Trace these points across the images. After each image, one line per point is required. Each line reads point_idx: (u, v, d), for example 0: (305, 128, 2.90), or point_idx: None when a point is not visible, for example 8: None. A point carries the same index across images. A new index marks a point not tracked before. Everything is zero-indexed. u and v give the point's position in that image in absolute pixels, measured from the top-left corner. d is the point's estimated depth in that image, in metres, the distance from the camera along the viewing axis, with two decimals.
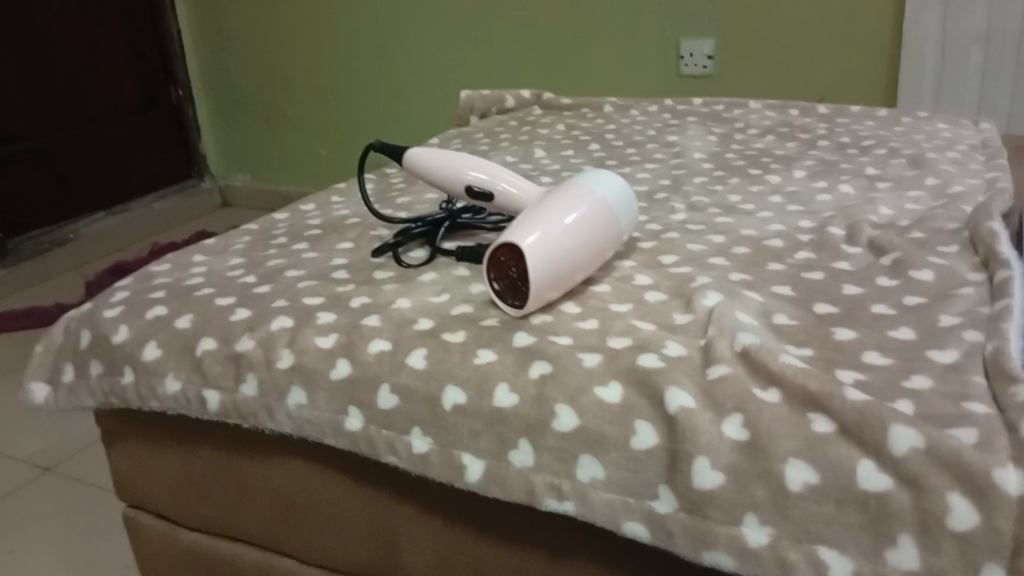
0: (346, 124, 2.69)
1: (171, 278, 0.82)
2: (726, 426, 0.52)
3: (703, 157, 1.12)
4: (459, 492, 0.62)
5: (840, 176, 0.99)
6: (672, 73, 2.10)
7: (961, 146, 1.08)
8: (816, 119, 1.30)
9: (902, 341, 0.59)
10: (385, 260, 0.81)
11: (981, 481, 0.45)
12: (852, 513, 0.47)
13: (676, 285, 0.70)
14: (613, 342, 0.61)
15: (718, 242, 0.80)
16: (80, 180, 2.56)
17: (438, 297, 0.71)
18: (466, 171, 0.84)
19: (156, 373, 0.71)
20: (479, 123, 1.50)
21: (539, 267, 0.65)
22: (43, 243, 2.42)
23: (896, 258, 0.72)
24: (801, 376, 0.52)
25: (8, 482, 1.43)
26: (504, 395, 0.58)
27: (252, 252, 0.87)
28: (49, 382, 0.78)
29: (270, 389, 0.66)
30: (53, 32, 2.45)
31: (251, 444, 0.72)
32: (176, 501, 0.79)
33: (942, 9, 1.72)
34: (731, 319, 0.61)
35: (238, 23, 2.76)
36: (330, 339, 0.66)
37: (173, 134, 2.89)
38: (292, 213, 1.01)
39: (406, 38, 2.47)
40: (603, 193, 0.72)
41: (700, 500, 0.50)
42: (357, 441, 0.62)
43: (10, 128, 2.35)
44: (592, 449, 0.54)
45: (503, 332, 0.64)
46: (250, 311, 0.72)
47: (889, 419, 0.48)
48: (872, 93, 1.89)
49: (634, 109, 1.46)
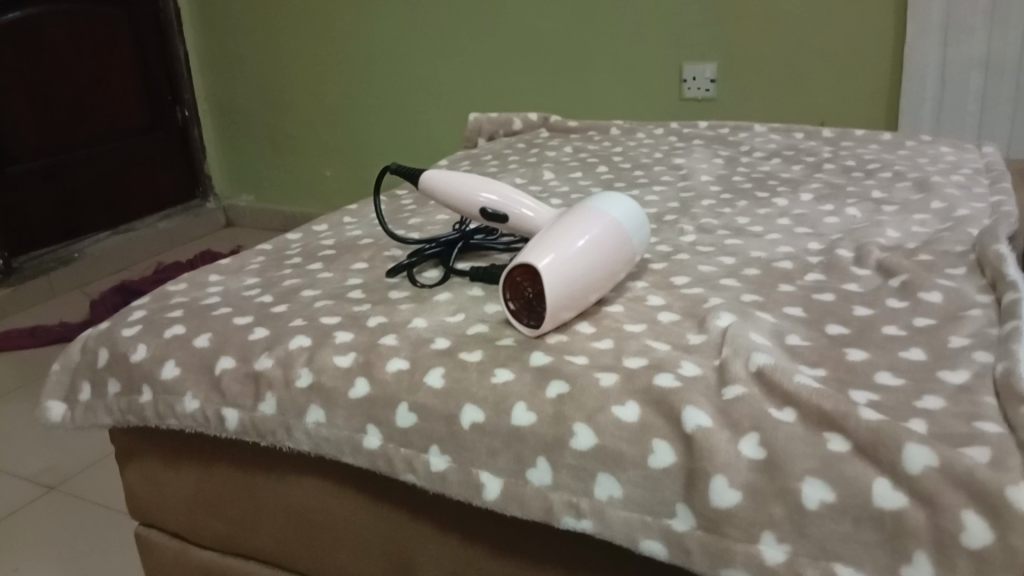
0: (352, 145, 2.71)
1: (187, 297, 0.83)
2: (743, 445, 0.53)
3: (710, 180, 1.14)
4: (474, 510, 0.63)
5: (847, 199, 1.01)
6: (674, 96, 2.12)
7: (965, 170, 1.10)
8: (821, 143, 1.32)
9: (913, 361, 0.60)
10: (400, 279, 0.82)
11: (995, 500, 0.45)
12: (868, 531, 0.48)
13: (688, 305, 0.71)
14: (628, 361, 0.62)
15: (728, 264, 0.81)
16: (87, 199, 2.59)
17: (453, 317, 0.72)
18: (479, 193, 0.85)
19: (174, 392, 0.72)
20: (487, 146, 1.52)
21: (556, 288, 0.66)
22: (47, 261, 2.44)
23: (904, 280, 0.74)
24: (815, 396, 0.53)
25: (14, 499, 1.43)
26: (522, 413, 0.59)
27: (267, 272, 0.88)
28: (67, 401, 0.79)
29: (289, 406, 0.66)
30: (63, 54, 2.48)
31: (266, 462, 0.72)
32: (190, 518, 0.80)
33: (942, 36, 1.75)
34: (745, 339, 0.62)
35: (245, 45, 2.79)
36: (348, 357, 0.67)
37: (179, 154, 2.91)
38: (305, 233, 1.02)
39: (409, 60, 2.49)
40: (615, 215, 0.74)
41: (718, 518, 0.51)
42: (375, 459, 0.63)
43: (17, 148, 2.36)
44: (610, 467, 0.55)
45: (520, 351, 0.65)
46: (267, 330, 0.73)
47: (904, 438, 0.49)
48: (874, 117, 1.91)
49: (640, 132, 1.48)
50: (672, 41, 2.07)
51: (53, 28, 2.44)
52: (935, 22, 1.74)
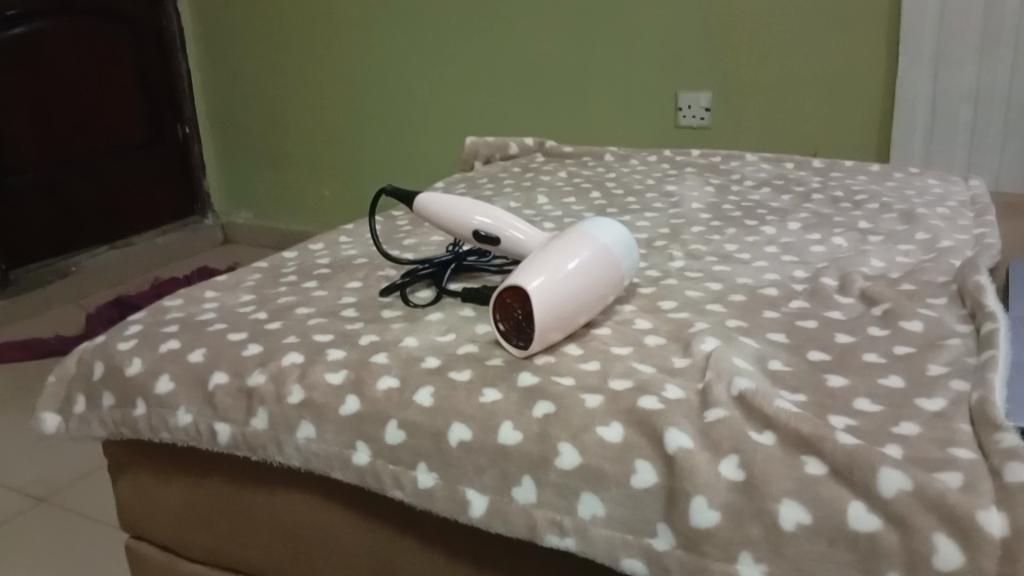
0: (350, 165, 2.73)
1: (183, 313, 0.84)
2: (723, 467, 0.54)
3: (700, 207, 1.16)
4: (460, 526, 0.64)
5: (834, 229, 1.03)
6: (669, 123, 2.15)
7: (951, 203, 1.12)
8: (811, 172, 1.34)
9: (891, 388, 0.62)
10: (393, 299, 0.84)
11: (966, 522, 0.47)
12: (843, 552, 0.49)
13: (675, 330, 0.73)
14: (614, 383, 0.63)
15: (715, 290, 0.83)
16: (85, 213, 2.60)
17: (444, 336, 0.74)
18: (472, 216, 0.87)
19: (167, 405, 0.73)
20: (483, 169, 1.54)
21: (545, 310, 0.67)
22: (45, 274, 2.45)
23: (886, 308, 0.75)
24: (794, 420, 0.55)
25: (3, 511, 1.43)
26: (508, 432, 0.60)
27: (262, 289, 0.90)
28: (60, 412, 0.80)
29: (280, 422, 0.68)
30: (65, 69, 2.51)
31: (256, 476, 0.73)
32: (180, 531, 0.80)
33: (932, 70, 1.78)
34: (728, 363, 0.63)
35: (246, 64, 2.82)
36: (340, 374, 0.68)
37: (179, 170, 2.93)
38: (301, 252, 1.04)
39: (409, 83, 2.53)
40: (605, 240, 0.75)
41: (697, 537, 0.52)
42: (364, 475, 0.64)
43: (16, 161, 2.38)
44: (593, 486, 0.56)
45: (508, 371, 0.66)
46: (261, 346, 0.74)
47: (878, 462, 0.50)
48: (866, 147, 1.94)
49: (634, 158, 1.50)
50: (667, 69, 2.10)
51: (57, 44, 2.47)
52: (926, 55, 1.77)
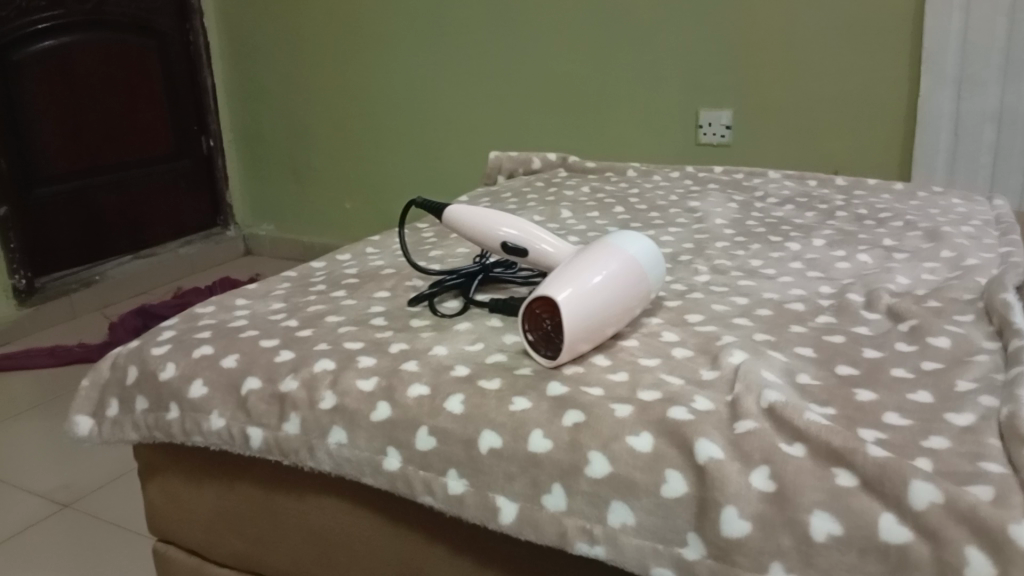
0: (371, 179, 2.76)
1: (215, 319, 0.86)
2: (754, 477, 0.54)
3: (725, 223, 1.16)
4: (490, 533, 0.64)
5: (859, 246, 1.03)
6: (691, 141, 2.16)
7: (975, 222, 1.12)
8: (834, 190, 1.35)
9: (920, 403, 0.62)
10: (422, 308, 0.85)
11: (998, 535, 0.47)
12: (874, 563, 0.49)
13: (702, 343, 0.73)
14: (643, 394, 0.64)
15: (741, 304, 0.84)
16: (107, 223, 2.63)
17: (473, 346, 0.74)
18: (499, 227, 0.88)
19: (201, 409, 0.74)
20: (506, 183, 1.55)
21: (575, 320, 0.68)
22: (71, 282, 2.48)
23: (914, 324, 0.76)
24: (824, 432, 0.55)
25: (27, 516, 1.45)
26: (539, 440, 0.61)
27: (292, 298, 0.91)
28: (94, 416, 0.81)
29: (312, 427, 0.69)
30: (95, 83, 2.55)
31: (285, 480, 0.74)
32: (208, 535, 0.81)
33: (956, 89, 1.79)
34: (757, 375, 0.64)
35: (271, 77, 2.86)
36: (371, 381, 0.69)
37: (204, 180, 2.97)
38: (329, 262, 1.05)
39: (433, 98, 2.55)
40: (632, 253, 0.76)
41: (727, 547, 0.53)
42: (394, 480, 0.65)
43: (47, 171, 2.42)
44: (624, 495, 0.57)
45: (538, 380, 0.67)
46: (294, 353, 0.75)
47: (909, 474, 0.50)
48: (887, 167, 1.94)
49: (657, 174, 1.51)
50: (690, 87, 2.12)
51: (86, 57, 2.51)
52: (949, 75, 1.78)
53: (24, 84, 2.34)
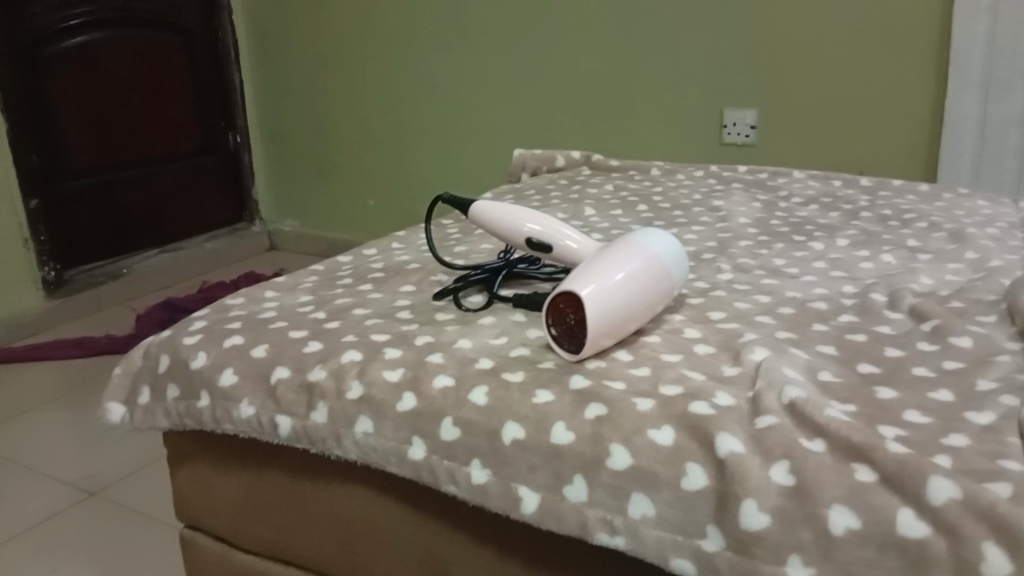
0: (394, 177, 2.78)
1: (245, 311, 0.88)
2: (774, 471, 0.55)
3: (748, 222, 1.17)
4: (513, 524, 0.66)
5: (882, 246, 1.03)
6: (713, 140, 2.16)
7: (1000, 224, 1.11)
8: (859, 191, 1.35)
9: (941, 402, 0.62)
10: (446, 302, 0.86)
11: (1016, 534, 0.47)
12: (892, 558, 0.50)
13: (724, 340, 0.74)
14: (665, 389, 0.65)
15: (764, 302, 0.84)
16: (132, 218, 2.67)
17: (497, 339, 0.76)
18: (524, 223, 0.89)
19: (231, 398, 0.76)
20: (530, 181, 1.56)
21: (598, 316, 0.69)
22: (99, 276, 2.53)
23: (936, 324, 0.76)
24: (845, 428, 0.56)
25: (55, 504, 1.48)
26: (561, 432, 0.62)
27: (320, 291, 0.93)
28: (126, 402, 0.83)
29: (339, 416, 0.70)
30: (122, 80, 2.59)
31: (312, 469, 0.76)
32: (236, 521, 0.83)
33: (981, 92, 1.77)
34: (779, 373, 0.64)
35: (297, 74, 2.88)
36: (397, 372, 0.71)
37: (229, 176, 3.00)
38: (355, 256, 1.07)
39: (456, 96, 2.56)
40: (656, 251, 0.77)
41: (747, 540, 0.53)
42: (419, 469, 0.66)
43: (72, 166, 2.46)
44: (645, 488, 0.58)
45: (561, 374, 0.68)
46: (322, 344, 0.76)
47: (929, 471, 0.51)
48: (911, 169, 1.93)
49: (680, 173, 1.51)
50: (712, 88, 2.12)
51: (114, 55, 2.55)
52: (974, 78, 1.77)
53: (52, 79, 2.38)
